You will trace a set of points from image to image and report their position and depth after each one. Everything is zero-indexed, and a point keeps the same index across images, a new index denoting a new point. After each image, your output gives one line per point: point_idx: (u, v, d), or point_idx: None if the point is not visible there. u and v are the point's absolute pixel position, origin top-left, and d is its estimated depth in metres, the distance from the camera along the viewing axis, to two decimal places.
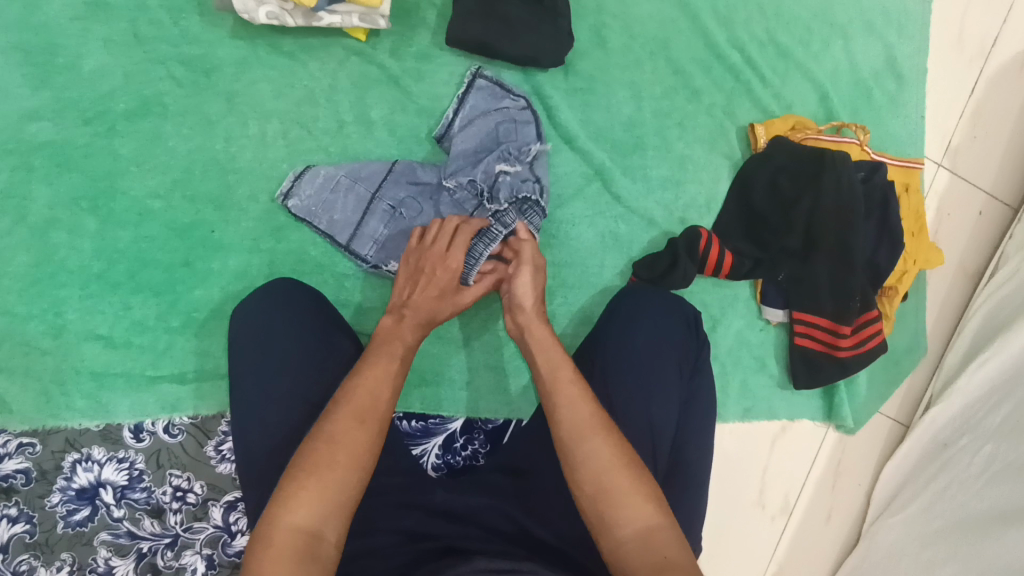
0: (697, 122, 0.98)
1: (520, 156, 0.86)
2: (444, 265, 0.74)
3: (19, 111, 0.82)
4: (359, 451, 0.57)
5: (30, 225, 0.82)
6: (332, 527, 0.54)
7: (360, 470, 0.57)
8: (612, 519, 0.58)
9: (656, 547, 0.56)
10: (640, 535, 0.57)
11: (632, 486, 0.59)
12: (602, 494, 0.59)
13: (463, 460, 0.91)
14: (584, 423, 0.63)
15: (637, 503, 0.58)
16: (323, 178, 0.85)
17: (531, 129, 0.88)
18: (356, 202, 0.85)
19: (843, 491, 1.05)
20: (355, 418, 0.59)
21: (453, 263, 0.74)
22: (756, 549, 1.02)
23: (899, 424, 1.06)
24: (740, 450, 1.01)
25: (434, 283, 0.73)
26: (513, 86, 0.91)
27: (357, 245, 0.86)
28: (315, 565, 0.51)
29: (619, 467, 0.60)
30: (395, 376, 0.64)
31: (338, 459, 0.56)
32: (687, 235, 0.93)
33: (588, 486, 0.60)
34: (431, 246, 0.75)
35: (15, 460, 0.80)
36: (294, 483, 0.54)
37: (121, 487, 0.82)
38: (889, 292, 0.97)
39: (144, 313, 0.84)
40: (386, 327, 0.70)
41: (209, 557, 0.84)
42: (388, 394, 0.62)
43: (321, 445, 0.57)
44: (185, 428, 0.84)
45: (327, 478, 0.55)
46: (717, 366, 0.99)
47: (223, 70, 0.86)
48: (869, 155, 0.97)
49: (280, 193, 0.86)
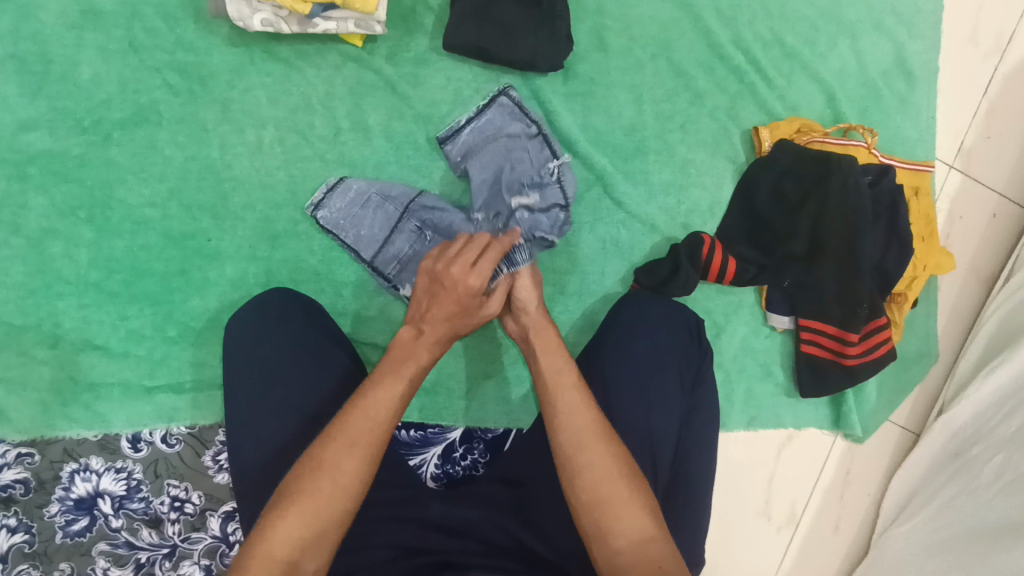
0: (699, 124, 0.96)
1: (545, 181, 0.85)
2: (465, 282, 0.66)
3: (16, 122, 0.82)
4: (345, 475, 0.56)
5: (27, 235, 0.82)
6: (312, 554, 0.53)
7: (346, 494, 0.55)
8: (609, 531, 0.57)
9: (652, 555, 0.56)
10: (633, 548, 0.56)
11: (622, 501, 0.58)
12: (591, 510, 0.58)
13: (463, 470, 0.91)
14: (578, 435, 0.61)
15: (633, 512, 0.58)
16: (359, 195, 0.86)
17: (546, 151, 0.87)
18: (385, 220, 0.85)
19: (851, 501, 1.02)
20: (345, 443, 0.57)
21: (473, 282, 0.66)
22: (761, 560, 1.00)
23: (910, 432, 1.04)
24: (745, 459, 1.00)
25: (454, 300, 0.66)
26: (531, 109, 0.90)
27: (381, 262, 0.86)
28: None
29: (609, 483, 0.59)
30: (396, 397, 0.61)
31: (324, 487, 0.55)
32: (689, 241, 0.91)
33: (586, 498, 0.59)
34: (454, 259, 0.67)
35: (14, 469, 0.81)
36: (276, 510, 0.54)
37: (119, 497, 0.82)
38: (898, 299, 0.95)
39: (141, 323, 0.84)
40: (404, 342, 0.67)
41: (208, 568, 0.84)
42: (387, 417, 0.60)
43: (307, 473, 0.56)
44: (183, 438, 0.84)
45: (309, 506, 0.54)
46: (720, 373, 0.97)
47: (219, 77, 0.86)
48: (877, 158, 0.95)
49: (310, 204, 0.86)
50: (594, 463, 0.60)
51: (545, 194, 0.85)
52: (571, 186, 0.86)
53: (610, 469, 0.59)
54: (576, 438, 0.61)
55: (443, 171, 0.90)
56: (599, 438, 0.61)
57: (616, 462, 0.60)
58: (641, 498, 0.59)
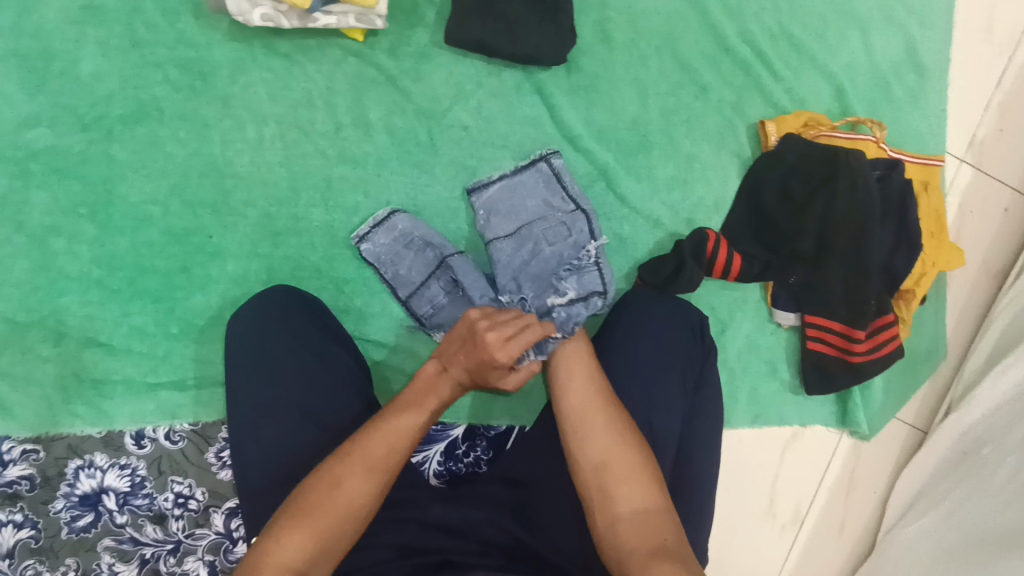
0: (705, 119, 0.95)
1: (582, 269, 0.83)
2: (492, 355, 0.64)
3: (17, 119, 0.82)
4: (360, 482, 0.57)
5: (30, 233, 0.82)
6: (322, 563, 0.53)
7: (361, 501, 0.57)
8: (614, 495, 0.58)
9: (656, 528, 0.56)
10: (637, 515, 0.57)
11: (625, 477, 0.59)
12: (598, 475, 0.60)
13: (466, 467, 0.90)
14: (586, 406, 0.64)
15: (639, 482, 0.58)
16: (399, 241, 0.86)
17: (583, 226, 0.86)
18: (424, 265, 0.86)
19: (856, 499, 1.02)
20: (364, 463, 0.58)
21: (500, 359, 0.64)
22: (765, 559, 0.99)
23: (917, 430, 1.03)
24: (751, 457, 0.99)
25: (478, 364, 0.65)
26: (571, 181, 0.88)
27: (416, 303, 0.87)
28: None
29: (613, 466, 0.59)
30: (417, 428, 0.62)
31: (339, 504, 0.55)
32: (693, 237, 0.90)
33: (593, 462, 0.61)
34: (497, 325, 0.65)
35: (19, 466, 0.81)
36: (290, 516, 0.54)
37: (123, 493, 0.82)
38: (906, 296, 0.93)
39: (143, 320, 0.84)
40: (427, 374, 0.67)
41: (211, 564, 0.84)
42: (406, 445, 0.60)
43: (325, 485, 0.56)
44: (186, 435, 0.84)
45: (321, 521, 0.54)
46: (725, 371, 0.96)
47: (220, 73, 0.85)
48: (886, 152, 0.93)
49: (355, 235, 0.86)
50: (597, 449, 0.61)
51: (585, 282, 0.82)
52: (609, 270, 0.84)
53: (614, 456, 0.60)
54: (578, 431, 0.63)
55: (445, 167, 0.90)
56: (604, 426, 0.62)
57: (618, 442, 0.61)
58: (648, 481, 0.59)
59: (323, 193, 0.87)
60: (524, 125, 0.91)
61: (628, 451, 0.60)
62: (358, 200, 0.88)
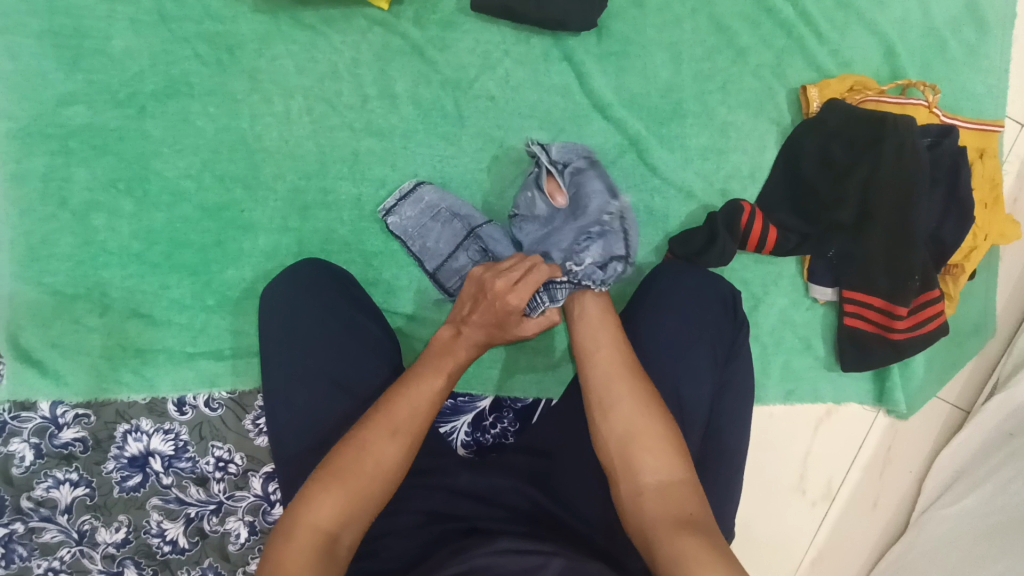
0: (742, 84, 0.91)
1: (601, 233, 0.77)
2: (504, 300, 0.66)
3: (56, 96, 0.84)
4: (387, 449, 0.58)
5: (72, 208, 0.85)
6: (350, 528, 0.55)
7: (387, 469, 0.57)
8: (638, 469, 0.58)
9: (680, 501, 0.55)
10: (661, 489, 0.56)
11: (650, 450, 0.58)
12: (622, 449, 0.59)
13: (492, 438, 0.92)
14: (610, 377, 0.64)
15: (663, 455, 0.58)
16: (422, 217, 0.85)
17: (604, 185, 0.82)
18: (452, 236, 0.85)
19: (891, 479, 0.99)
20: (389, 430, 0.59)
21: (513, 302, 0.66)
22: (793, 535, 0.98)
23: (960, 410, 0.99)
24: (781, 433, 0.97)
25: (494, 313, 0.67)
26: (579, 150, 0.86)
27: (444, 276, 0.86)
28: (329, 559, 0.52)
29: (637, 438, 0.59)
30: (438, 393, 0.63)
31: (366, 468, 0.57)
32: (727, 209, 0.87)
33: (616, 436, 0.60)
34: (501, 274, 0.68)
35: (73, 429, 0.86)
36: (319, 483, 0.55)
37: (169, 456, 0.87)
38: (953, 271, 0.89)
39: (181, 292, 0.86)
40: (443, 339, 0.68)
41: (251, 524, 0.89)
42: (428, 408, 0.61)
43: (350, 451, 0.57)
44: (224, 403, 0.87)
45: (350, 485, 0.56)
46: (757, 346, 0.94)
47: (247, 47, 0.85)
48: (937, 118, 0.88)
49: (382, 208, 0.87)
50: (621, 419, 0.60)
51: (607, 246, 0.77)
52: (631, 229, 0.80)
53: (639, 428, 0.59)
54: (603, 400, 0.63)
55: (471, 138, 0.88)
56: (628, 397, 0.61)
57: (643, 414, 0.60)
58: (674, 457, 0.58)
59: (350, 166, 0.87)
60: (552, 94, 0.89)
61: (653, 423, 0.60)
62: (385, 173, 0.88)
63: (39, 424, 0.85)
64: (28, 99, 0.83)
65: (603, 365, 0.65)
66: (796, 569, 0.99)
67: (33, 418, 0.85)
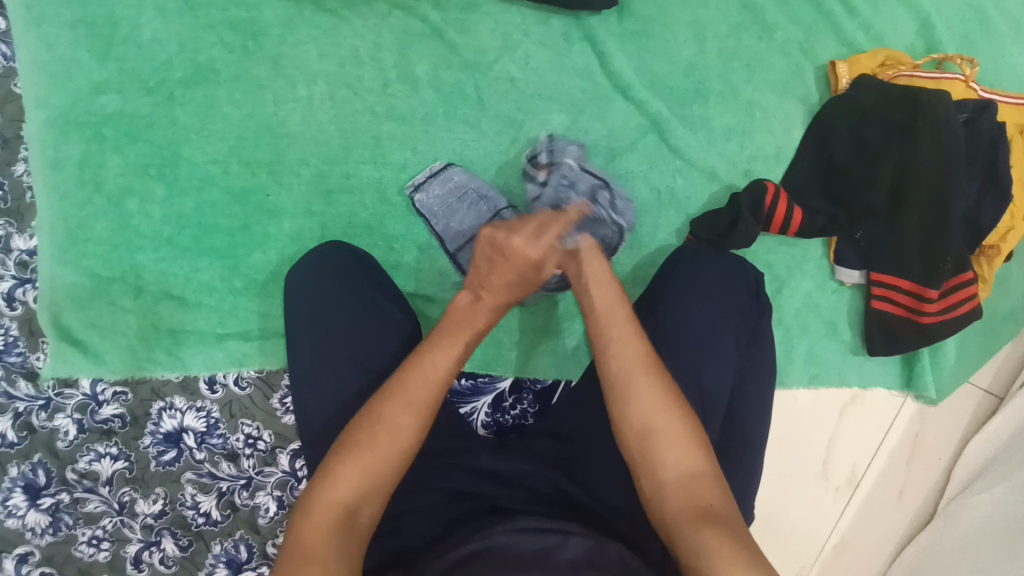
0: (768, 62, 0.88)
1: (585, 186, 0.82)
2: (523, 258, 0.68)
3: (90, 85, 0.87)
4: (404, 429, 0.59)
5: (107, 193, 0.88)
6: (370, 502, 0.56)
7: (404, 447, 0.58)
8: (658, 462, 0.57)
9: (701, 493, 0.55)
10: (681, 482, 0.55)
11: (670, 443, 0.57)
12: (641, 442, 0.58)
13: (512, 419, 0.93)
14: (627, 366, 0.61)
15: (682, 447, 0.57)
16: (443, 204, 0.86)
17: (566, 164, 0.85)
18: (476, 219, 0.86)
19: (919, 466, 0.97)
20: (404, 401, 0.60)
21: (532, 259, 0.69)
22: (815, 521, 0.97)
23: (993, 397, 0.96)
24: (805, 418, 0.96)
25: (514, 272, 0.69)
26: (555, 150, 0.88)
27: (463, 257, 0.87)
28: (349, 533, 0.54)
29: (656, 432, 0.58)
30: (454, 360, 0.64)
31: (380, 441, 0.58)
32: (751, 191, 0.85)
33: (634, 428, 0.59)
34: (513, 232, 0.69)
35: (112, 406, 0.90)
36: (336, 458, 0.57)
37: (201, 432, 0.90)
38: (989, 252, 0.86)
39: (210, 275, 0.89)
40: (461, 305, 0.69)
41: (279, 499, 0.92)
42: (442, 380, 0.63)
43: (365, 424, 0.59)
44: (253, 381, 0.90)
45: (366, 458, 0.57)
46: (781, 330, 0.93)
47: (271, 33, 0.87)
48: (975, 92, 0.84)
49: (411, 183, 0.88)
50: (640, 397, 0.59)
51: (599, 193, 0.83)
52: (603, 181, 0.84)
53: (659, 411, 0.58)
54: (620, 376, 0.61)
55: (492, 121, 0.88)
56: (647, 388, 0.59)
57: (662, 399, 0.59)
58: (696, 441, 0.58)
59: (372, 150, 0.88)
60: (572, 75, 0.88)
61: (673, 413, 0.58)
62: (406, 157, 0.89)
63: (81, 400, 0.89)
64: (64, 88, 0.86)
65: (620, 352, 0.62)
66: (818, 554, 0.98)
67: (75, 395, 0.89)
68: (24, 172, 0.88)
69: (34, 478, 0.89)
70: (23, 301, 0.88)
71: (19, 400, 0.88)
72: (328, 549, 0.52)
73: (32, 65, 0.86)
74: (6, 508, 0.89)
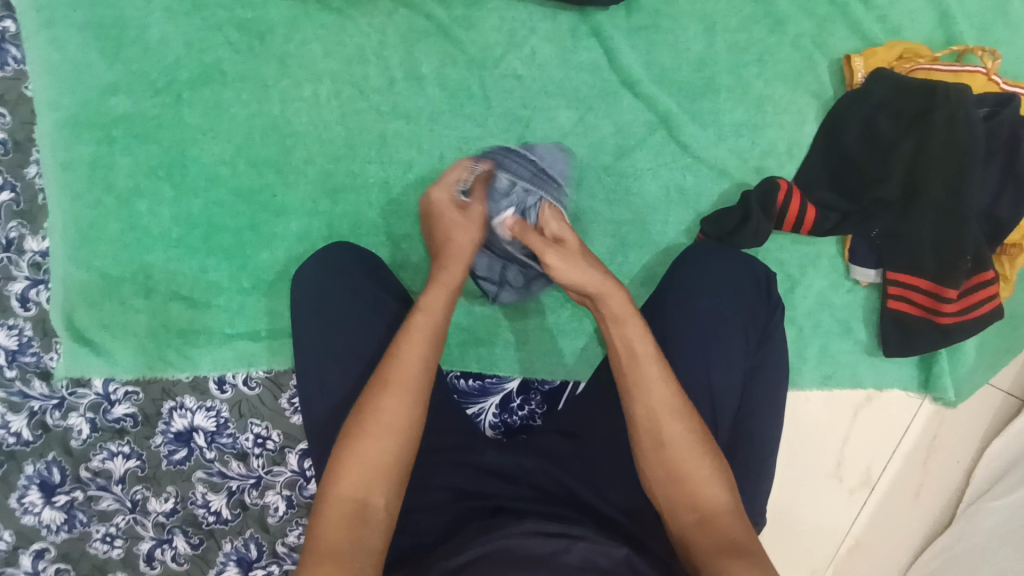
0: (780, 55, 0.86)
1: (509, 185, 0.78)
2: (435, 200, 0.73)
3: (99, 87, 0.87)
4: (404, 422, 0.58)
5: (117, 195, 0.89)
6: (378, 491, 0.56)
7: (405, 440, 0.58)
8: (682, 505, 0.56)
9: (724, 530, 0.54)
10: (706, 522, 0.55)
11: (695, 486, 0.56)
12: (667, 487, 0.57)
13: (520, 420, 0.92)
14: (654, 408, 0.59)
15: (705, 486, 0.56)
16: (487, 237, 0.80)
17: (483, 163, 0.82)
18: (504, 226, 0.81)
19: (937, 469, 0.95)
20: (388, 386, 0.59)
21: (440, 192, 0.73)
22: (830, 523, 0.96)
23: (1014, 399, 0.94)
24: (819, 420, 0.94)
25: (438, 216, 0.73)
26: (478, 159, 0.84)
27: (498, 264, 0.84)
28: (364, 527, 0.54)
29: (683, 475, 0.57)
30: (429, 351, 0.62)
31: (374, 427, 0.57)
32: (761, 188, 0.84)
33: (660, 474, 0.58)
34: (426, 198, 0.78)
35: (124, 405, 0.91)
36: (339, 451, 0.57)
37: (211, 432, 0.91)
38: (1011, 251, 0.83)
39: (219, 275, 0.90)
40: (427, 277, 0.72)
41: (289, 498, 0.92)
42: (428, 363, 0.62)
43: (361, 416, 0.58)
44: (261, 381, 0.91)
45: (369, 456, 0.57)
46: (793, 330, 0.91)
47: (276, 32, 0.86)
48: (996, 86, 0.81)
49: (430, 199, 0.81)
50: (655, 405, 0.59)
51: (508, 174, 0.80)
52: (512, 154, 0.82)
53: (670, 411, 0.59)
54: (637, 383, 0.60)
55: (498, 119, 0.87)
56: (675, 429, 0.58)
57: (692, 446, 0.58)
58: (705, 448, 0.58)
59: (378, 149, 0.88)
60: (579, 72, 0.87)
61: (699, 458, 0.57)
62: (412, 155, 0.88)
63: (93, 399, 0.90)
64: (74, 89, 0.87)
65: (649, 395, 0.59)
66: (833, 557, 0.96)
67: (88, 394, 0.90)
68: (36, 174, 0.89)
69: (50, 476, 0.90)
70: (36, 302, 0.89)
71: (34, 399, 0.90)
72: (342, 543, 0.53)
73: (42, 67, 0.86)
74: (22, 506, 0.91)
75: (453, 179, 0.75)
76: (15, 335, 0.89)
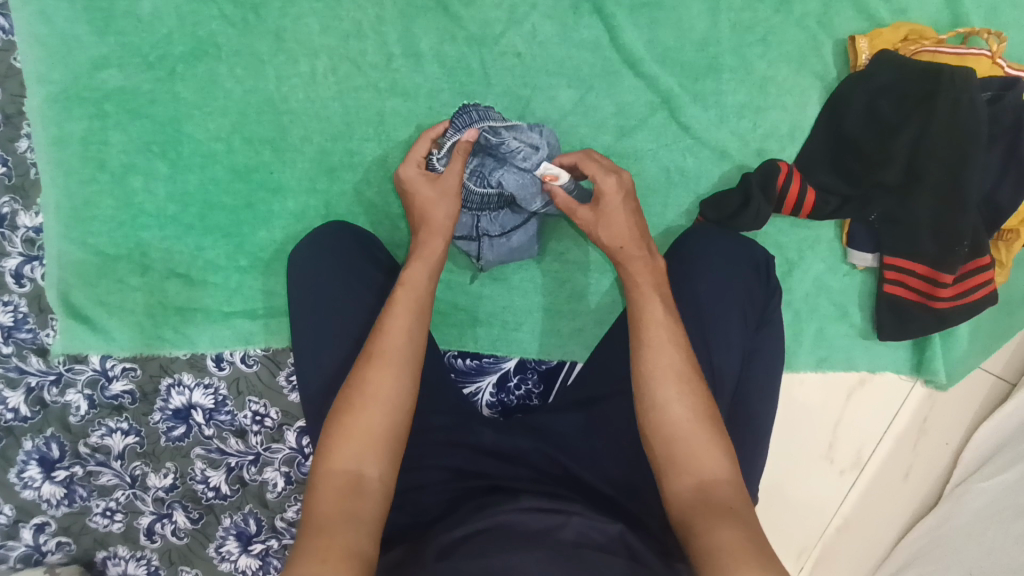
0: (784, 35, 0.85)
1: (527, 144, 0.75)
2: (407, 175, 0.76)
3: (90, 59, 0.85)
4: (393, 396, 0.60)
5: (110, 170, 0.88)
6: (372, 463, 0.57)
7: (395, 411, 0.59)
8: (684, 467, 0.57)
9: (721, 495, 0.54)
10: (706, 486, 0.55)
11: (700, 451, 0.57)
12: (668, 450, 0.58)
13: (517, 400, 0.93)
14: (668, 367, 0.61)
15: (709, 454, 0.57)
16: (511, 181, 0.75)
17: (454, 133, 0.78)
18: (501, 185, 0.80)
19: (927, 450, 0.96)
20: (381, 359, 0.61)
21: (413, 167, 0.76)
22: (819, 502, 0.97)
23: (1004, 382, 0.95)
24: (811, 402, 0.95)
25: (416, 188, 0.75)
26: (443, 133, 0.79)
27: (485, 221, 0.82)
28: (359, 500, 0.55)
29: (686, 439, 0.58)
30: (415, 326, 0.64)
31: (368, 398, 0.59)
32: (762, 170, 0.84)
33: (661, 437, 0.59)
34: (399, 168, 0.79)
35: (121, 382, 0.91)
36: (335, 422, 0.58)
37: (209, 409, 0.91)
38: (1007, 236, 0.84)
39: (215, 253, 0.89)
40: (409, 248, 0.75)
41: (287, 475, 0.93)
42: (416, 338, 0.64)
43: (353, 391, 0.60)
44: (259, 359, 0.91)
45: (365, 429, 0.58)
46: (790, 313, 0.91)
47: (271, 5, 0.85)
48: (1001, 69, 0.80)
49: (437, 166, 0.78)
50: (666, 365, 0.61)
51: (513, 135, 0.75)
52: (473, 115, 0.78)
53: (662, 382, 0.61)
54: (654, 340, 0.63)
55: (498, 97, 0.86)
56: (683, 397, 0.60)
57: (699, 411, 0.59)
58: (702, 423, 0.58)
59: (376, 126, 0.87)
60: (580, 50, 0.85)
61: (703, 424, 0.58)
62: (410, 133, 0.87)
63: (91, 376, 0.90)
64: (64, 62, 0.85)
65: (667, 354, 0.62)
66: (822, 534, 0.98)
67: (86, 371, 0.90)
68: (27, 148, 0.87)
69: (48, 451, 0.91)
70: (31, 278, 0.88)
71: (31, 375, 0.90)
72: (338, 510, 0.54)
73: (31, 38, 0.84)
74: (23, 480, 0.91)
75: (422, 149, 0.77)
76: (10, 312, 0.89)
